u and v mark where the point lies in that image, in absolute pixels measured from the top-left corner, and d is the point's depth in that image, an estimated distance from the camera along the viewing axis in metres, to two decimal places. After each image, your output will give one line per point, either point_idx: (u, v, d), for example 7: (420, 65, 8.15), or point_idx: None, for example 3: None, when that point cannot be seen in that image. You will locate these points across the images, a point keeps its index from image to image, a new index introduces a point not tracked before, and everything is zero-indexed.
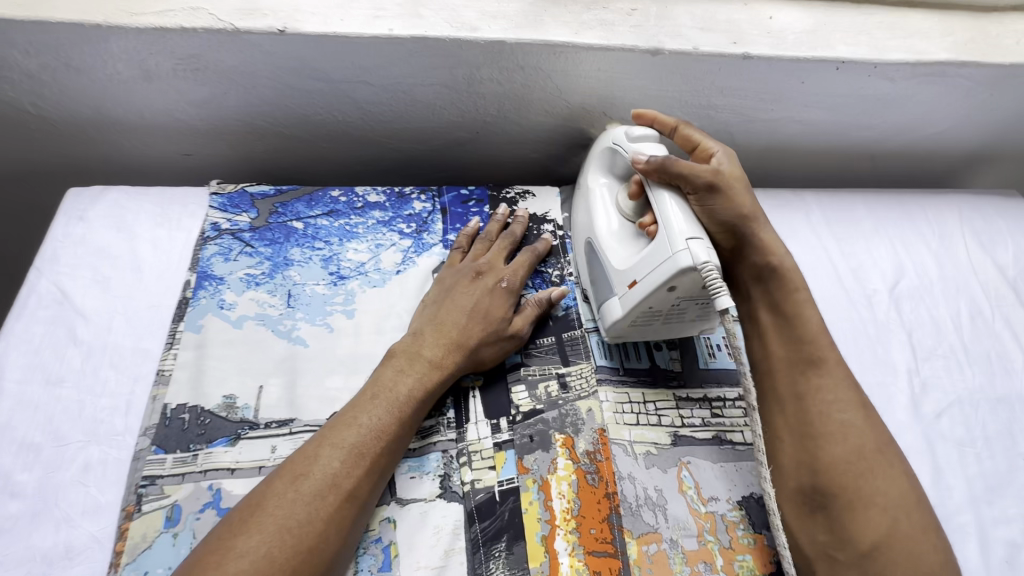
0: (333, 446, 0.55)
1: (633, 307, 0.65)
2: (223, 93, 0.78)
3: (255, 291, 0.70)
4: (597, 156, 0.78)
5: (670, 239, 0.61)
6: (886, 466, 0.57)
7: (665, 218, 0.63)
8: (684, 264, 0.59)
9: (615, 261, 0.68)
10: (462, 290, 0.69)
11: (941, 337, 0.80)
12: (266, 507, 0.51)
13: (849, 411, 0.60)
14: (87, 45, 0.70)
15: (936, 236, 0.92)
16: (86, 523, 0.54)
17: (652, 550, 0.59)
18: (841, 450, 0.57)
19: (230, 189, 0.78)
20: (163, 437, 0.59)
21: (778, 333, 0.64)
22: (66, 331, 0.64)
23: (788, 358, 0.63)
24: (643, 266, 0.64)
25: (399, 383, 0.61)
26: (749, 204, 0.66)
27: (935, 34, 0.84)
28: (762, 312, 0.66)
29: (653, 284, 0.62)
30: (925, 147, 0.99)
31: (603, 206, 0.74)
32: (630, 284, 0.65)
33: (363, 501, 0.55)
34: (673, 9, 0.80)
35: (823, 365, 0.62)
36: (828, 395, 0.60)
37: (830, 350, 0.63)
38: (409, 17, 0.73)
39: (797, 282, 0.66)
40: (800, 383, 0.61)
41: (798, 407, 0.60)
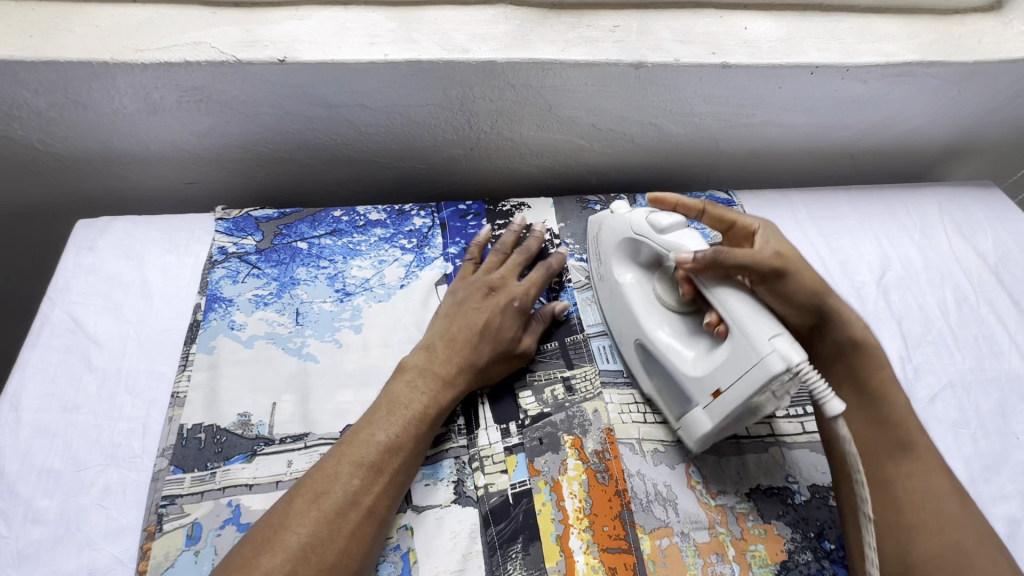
0: (352, 464, 0.56)
1: (725, 418, 0.59)
2: (226, 122, 0.80)
3: (264, 311, 0.72)
4: (614, 248, 0.72)
5: (751, 342, 0.55)
6: (985, 556, 0.53)
7: (734, 318, 0.57)
8: (777, 369, 0.53)
9: (686, 368, 0.62)
10: (475, 308, 0.70)
11: (930, 325, 0.83)
12: (289, 526, 0.52)
13: (943, 501, 0.55)
14: (95, 82, 0.72)
15: (918, 228, 0.95)
16: (108, 545, 0.55)
17: (665, 544, 0.60)
18: (935, 542, 0.53)
19: (235, 214, 0.80)
20: (180, 456, 0.60)
21: (864, 417, 0.60)
22: (81, 358, 0.66)
23: (875, 441, 0.59)
24: (727, 374, 0.57)
25: (414, 400, 0.62)
26: (818, 276, 0.62)
27: (902, 37, 0.89)
28: (846, 392, 0.62)
29: (746, 394, 0.56)
30: (902, 144, 1.03)
31: (644, 308, 0.68)
32: (713, 394, 0.59)
33: (382, 516, 0.56)
34: (653, 24, 0.84)
35: (913, 450, 0.58)
36: (920, 482, 0.56)
37: (920, 432, 0.58)
38: (403, 42, 0.77)
39: (880, 358, 0.62)
40: (889, 469, 0.57)
41: (885, 493, 0.57)
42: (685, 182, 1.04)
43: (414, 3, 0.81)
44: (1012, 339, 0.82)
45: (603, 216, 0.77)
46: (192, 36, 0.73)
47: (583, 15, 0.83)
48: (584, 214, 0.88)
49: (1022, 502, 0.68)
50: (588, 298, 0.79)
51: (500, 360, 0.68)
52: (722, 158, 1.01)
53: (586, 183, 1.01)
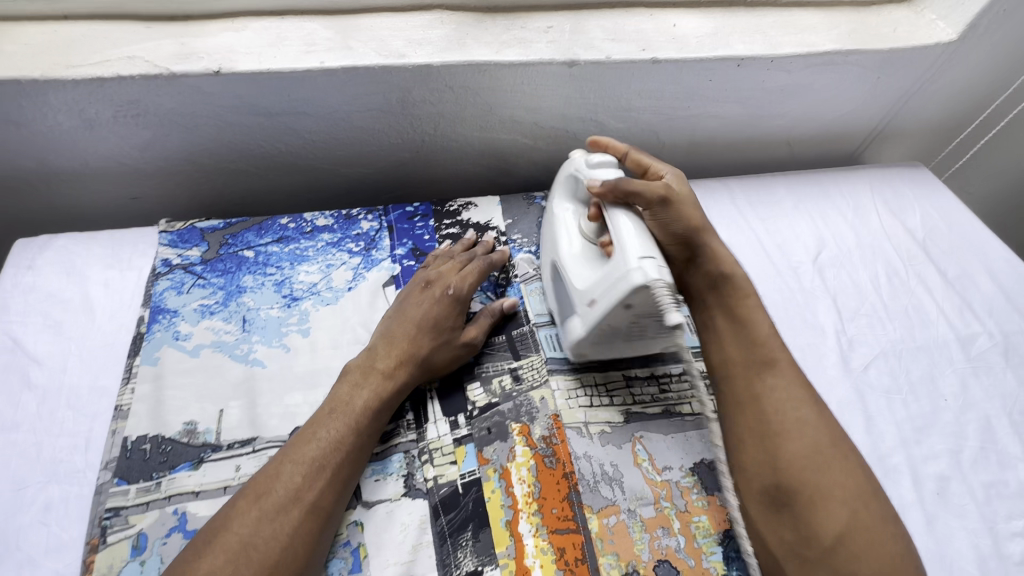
0: (293, 462, 0.57)
1: (592, 325, 0.65)
2: (166, 135, 0.81)
3: (210, 320, 0.72)
4: (560, 182, 0.78)
5: (625, 256, 0.62)
6: (839, 458, 0.59)
7: (620, 237, 0.64)
8: (637, 283, 0.60)
9: (573, 280, 0.69)
10: (413, 299, 0.72)
11: (864, 299, 0.87)
12: (232, 527, 0.53)
13: (803, 409, 0.61)
14: (26, 99, 0.72)
15: (852, 207, 1.00)
16: (50, 561, 0.54)
17: (612, 522, 0.62)
18: (797, 445, 0.59)
19: (179, 226, 0.80)
20: (125, 468, 0.60)
21: (734, 337, 0.67)
22: (20, 377, 0.65)
23: (745, 361, 0.65)
24: (599, 286, 0.64)
25: (355, 396, 0.63)
26: (697, 217, 0.69)
27: (822, 28, 0.93)
28: (721, 320, 0.68)
29: (610, 304, 0.62)
30: (834, 128, 1.08)
31: (567, 227, 0.74)
32: (587, 303, 0.66)
33: (327, 511, 0.56)
34: (586, 24, 0.87)
35: (776, 367, 0.64)
36: (781, 395, 0.62)
37: (783, 351, 0.65)
38: (339, 49, 0.78)
39: (747, 290, 0.69)
40: (756, 385, 0.63)
41: (755, 408, 0.62)
42: None
43: (350, 11, 0.83)
44: (940, 308, 0.87)
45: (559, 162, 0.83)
46: (126, 51, 0.73)
47: (517, 18, 0.86)
48: (531, 211, 0.90)
49: (951, 460, 0.72)
50: (535, 290, 0.80)
51: (442, 345, 0.69)
52: (664, 150, 1.04)
53: (535, 180, 1.03)
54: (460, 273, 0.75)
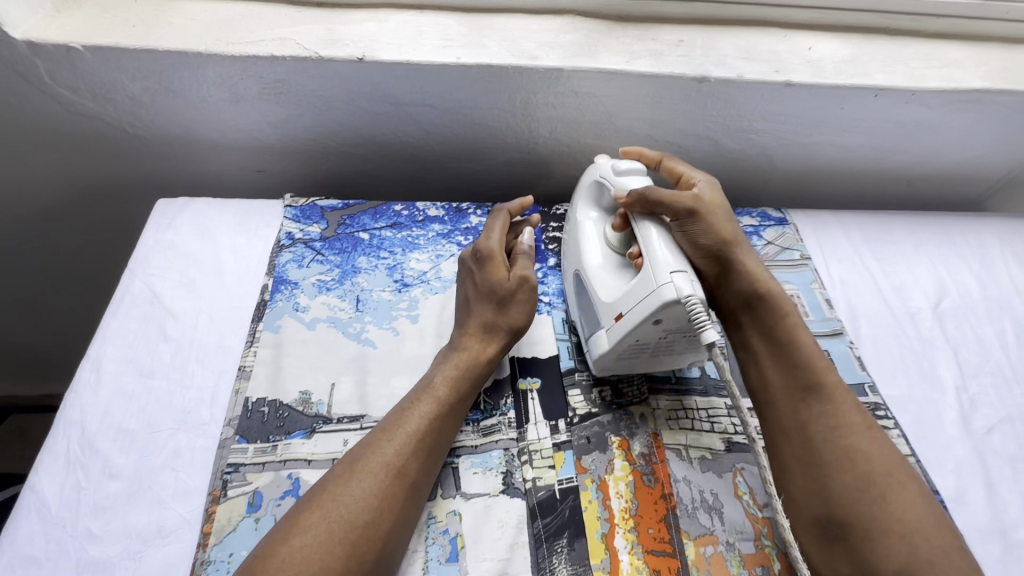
0: (381, 432, 0.59)
1: (620, 340, 0.63)
2: (299, 115, 0.84)
3: (326, 295, 0.75)
4: (583, 190, 0.78)
5: (654, 272, 0.60)
6: (895, 488, 0.55)
7: (650, 251, 0.62)
8: (667, 297, 0.57)
9: (601, 292, 0.67)
10: (464, 279, 0.74)
11: (988, 356, 0.81)
12: (327, 487, 0.55)
13: (852, 435, 0.58)
14: (186, 70, 0.76)
15: (977, 255, 0.93)
16: (176, 505, 0.58)
17: (709, 552, 0.60)
18: (848, 476, 0.56)
19: (302, 203, 0.84)
20: (245, 427, 0.63)
21: (776, 360, 0.63)
22: (157, 328, 0.70)
23: (785, 386, 0.62)
24: (628, 300, 0.62)
25: (436, 375, 0.65)
26: (727, 230, 0.67)
27: (970, 63, 0.88)
28: (758, 341, 0.65)
29: (638, 317, 0.60)
30: (961, 170, 1.02)
31: (591, 237, 0.73)
32: (615, 317, 0.63)
33: (414, 478, 0.57)
34: (717, 41, 0.85)
35: (822, 392, 0.61)
36: (830, 421, 0.59)
37: (828, 374, 0.62)
38: (474, 47, 0.79)
39: (787, 308, 0.65)
40: (802, 411, 0.60)
41: (802, 437, 0.59)
42: (734, 198, 1.05)
43: (485, 10, 0.85)
44: None
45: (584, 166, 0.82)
46: (278, 32, 0.77)
47: (648, 29, 0.85)
48: None
49: None
50: None
51: (503, 307, 0.70)
52: (774, 175, 1.01)
53: None
54: (484, 235, 0.76)
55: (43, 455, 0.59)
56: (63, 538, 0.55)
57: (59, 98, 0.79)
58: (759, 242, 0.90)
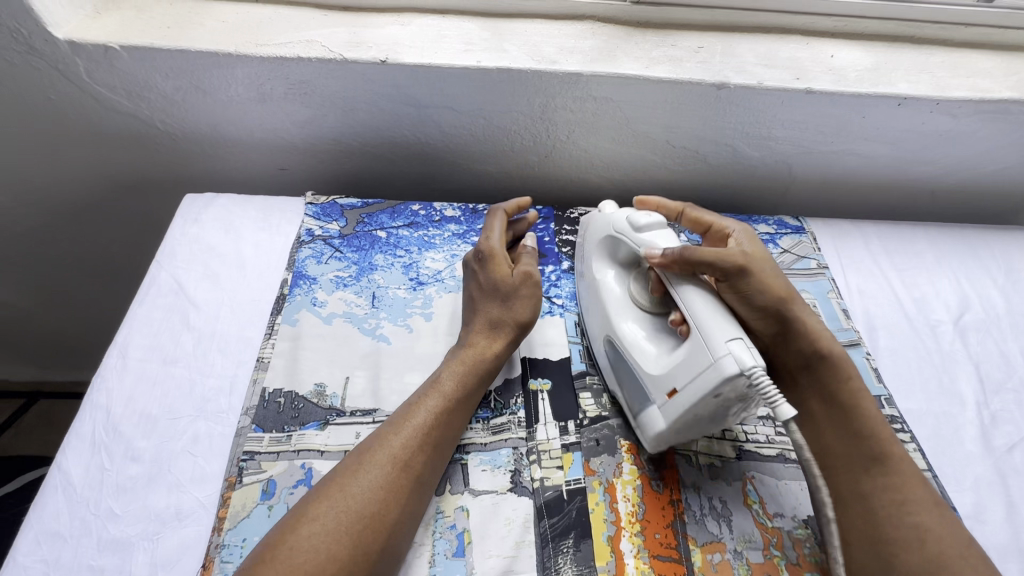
0: (389, 425, 0.61)
1: (679, 417, 0.59)
2: (323, 115, 0.87)
3: (343, 291, 0.76)
4: (597, 245, 0.75)
5: (710, 343, 0.56)
6: (965, 567, 0.53)
7: (698, 318, 0.58)
8: (730, 372, 0.54)
9: (646, 365, 0.63)
10: (468, 281, 0.76)
11: (1011, 372, 0.80)
12: (336, 478, 0.56)
13: (919, 512, 0.56)
14: (216, 71, 0.79)
15: (1003, 269, 0.91)
16: (194, 489, 0.60)
17: (716, 559, 0.60)
18: (914, 553, 0.54)
19: (323, 201, 0.87)
20: (261, 417, 0.64)
21: (835, 427, 0.61)
22: (180, 318, 0.72)
23: (847, 454, 0.60)
24: (683, 373, 0.58)
25: (444, 373, 0.66)
26: (783, 286, 0.64)
27: (998, 73, 0.86)
28: (815, 403, 0.63)
29: (698, 394, 0.56)
30: (988, 181, 1.00)
31: (615, 301, 0.70)
32: (669, 393, 0.60)
33: (420, 472, 0.58)
34: (737, 47, 0.85)
35: (886, 464, 0.59)
36: (896, 495, 0.57)
37: (892, 445, 0.60)
38: (495, 51, 0.81)
39: (849, 371, 0.63)
40: (865, 482, 0.58)
41: (864, 509, 0.57)
42: (751, 205, 1.04)
43: (505, 15, 0.86)
44: None
45: (591, 214, 0.79)
46: (305, 35, 0.79)
47: (668, 35, 0.86)
48: None
49: None
50: None
51: (508, 303, 0.71)
52: (794, 184, 1.00)
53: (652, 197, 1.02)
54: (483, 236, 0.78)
55: (70, 436, 0.62)
56: (86, 516, 0.57)
57: (96, 96, 0.82)
58: (775, 249, 0.89)
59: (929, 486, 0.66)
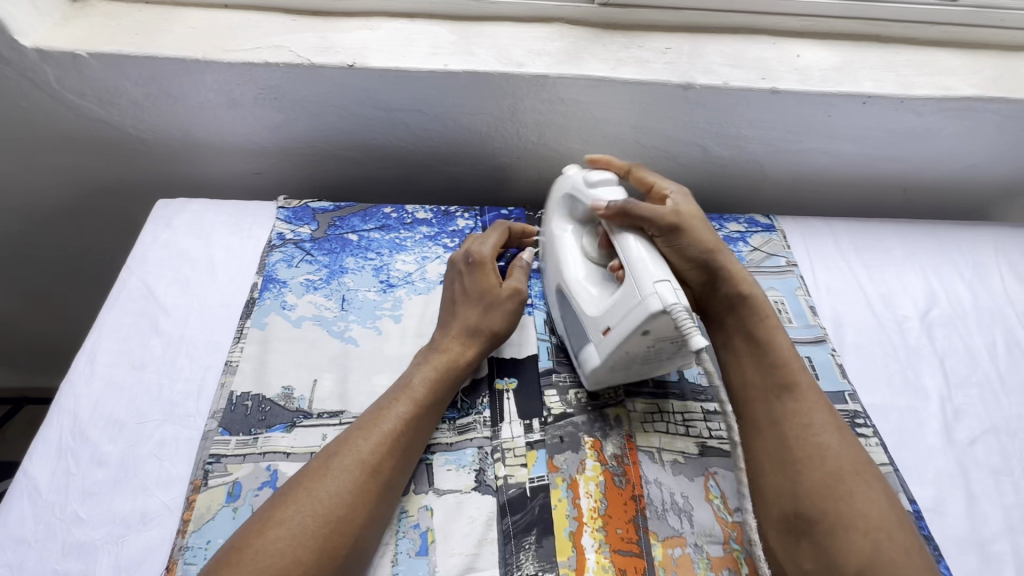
0: (358, 429, 0.61)
1: (612, 353, 0.63)
2: (294, 119, 0.87)
3: (313, 294, 0.77)
4: (556, 203, 0.77)
5: (638, 283, 0.60)
6: (860, 483, 0.56)
7: (630, 263, 0.62)
8: (654, 309, 0.57)
9: (587, 307, 0.67)
10: (451, 281, 0.76)
11: (976, 365, 0.81)
12: (303, 481, 0.56)
13: (824, 433, 0.59)
14: (185, 77, 0.79)
15: (971, 264, 0.92)
16: (160, 492, 0.60)
17: (677, 553, 0.60)
18: (818, 472, 0.56)
19: (295, 204, 0.87)
20: (228, 420, 0.65)
21: (753, 361, 0.64)
22: (149, 323, 0.73)
23: (763, 386, 0.62)
24: (615, 313, 0.62)
25: (416, 376, 0.66)
26: (709, 239, 0.68)
27: (963, 71, 0.87)
28: (738, 342, 0.66)
29: (627, 330, 0.60)
30: (957, 178, 1.01)
31: (572, 251, 0.73)
32: (603, 331, 0.63)
33: (388, 476, 0.59)
34: (704, 48, 0.86)
35: (797, 391, 0.61)
36: (804, 419, 0.59)
37: (802, 373, 0.63)
38: (462, 54, 0.81)
39: (767, 311, 0.67)
40: (777, 409, 0.61)
41: (776, 434, 0.59)
42: (725, 204, 1.05)
43: (474, 18, 0.86)
44: None
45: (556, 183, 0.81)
46: (274, 40, 0.80)
47: (636, 36, 0.86)
48: None
49: None
50: None
51: (488, 311, 0.72)
52: (765, 182, 1.01)
53: None
54: (476, 241, 0.78)
55: (37, 442, 0.62)
56: (52, 521, 0.58)
57: (65, 102, 0.83)
58: (745, 248, 0.90)
59: (890, 480, 0.67)
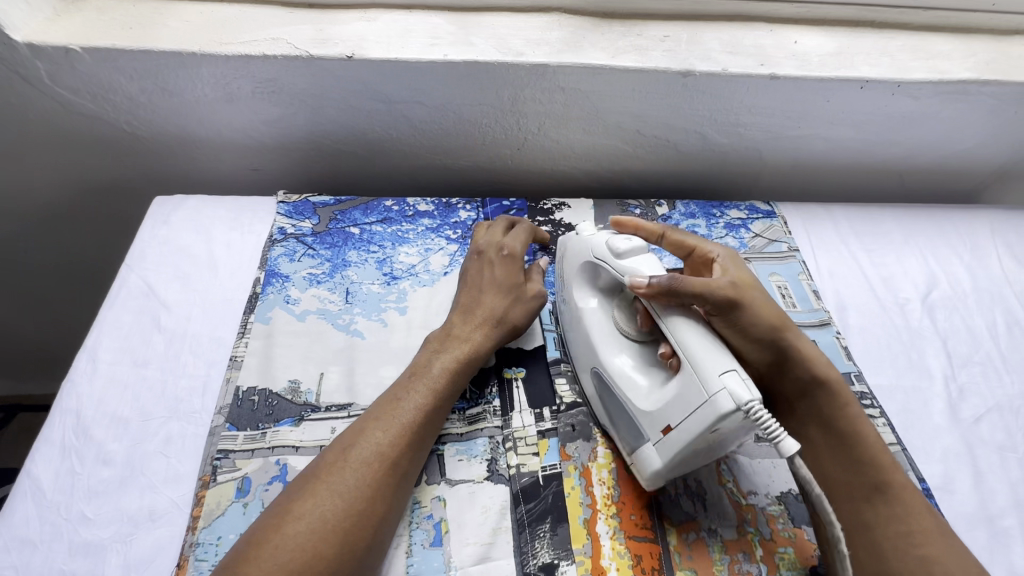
0: (375, 422, 0.59)
1: (676, 456, 0.57)
2: (292, 113, 0.86)
3: (317, 288, 0.76)
4: (575, 273, 0.71)
5: (702, 377, 0.54)
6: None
7: (687, 351, 0.56)
8: (727, 408, 0.52)
9: (638, 402, 0.60)
10: (477, 269, 0.74)
11: (977, 345, 0.81)
12: (321, 473, 0.55)
13: (926, 542, 0.55)
14: (182, 71, 0.78)
15: (969, 246, 0.93)
16: (168, 490, 0.59)
17: (691, 538, 0.60)
18: None
19: (295, 199, 0.86)
20: (235, 415, 0.64)
21: (835, 458, 0.61)
22: (151, 320, 0.71)
23: (848, 484, 0.59)
24: (676, 410, 0.56)
25: (432, 364, 0.65)
26: (772, 313, 0.62)
27: (957, 55, 0.88)
28: (816, 433, 0.63)
29: (694, 432, 0.55)
30: (952, 162, 1.02)
31: (603, 333, 0.67)
32: (663, 430, 0.58)
33: (405, 468, 0.58)
34: (702, 35, 0.86)
35: (890, 493, 0.58)
36: (901, 526, 0.56)
37: (895, 471, 0.59)
38: (462, 44, 0.81)
39: (847, 397, 0.63)
40: (867, 512, 0.58)
41: (867, 540, 0.57)
42: (724, 192, 1.06)
43: (471, 8, 0.86)
44: None
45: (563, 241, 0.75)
46: (271, 33, 0.79)
47: (634, 25, 0.87)
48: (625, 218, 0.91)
49: None
50: None
51: (515, 304, 0.71)
52: (764, 169, 1.01)
53: (625, 187, 1.03)
54: (507, 235, 0.77)
55: (39, 442, 0.61)
56: (57, 521, 0.56)
57: (59, 98, 0.81)
58: (747, 234, 0.91)
59: (899, 458, 0.68)
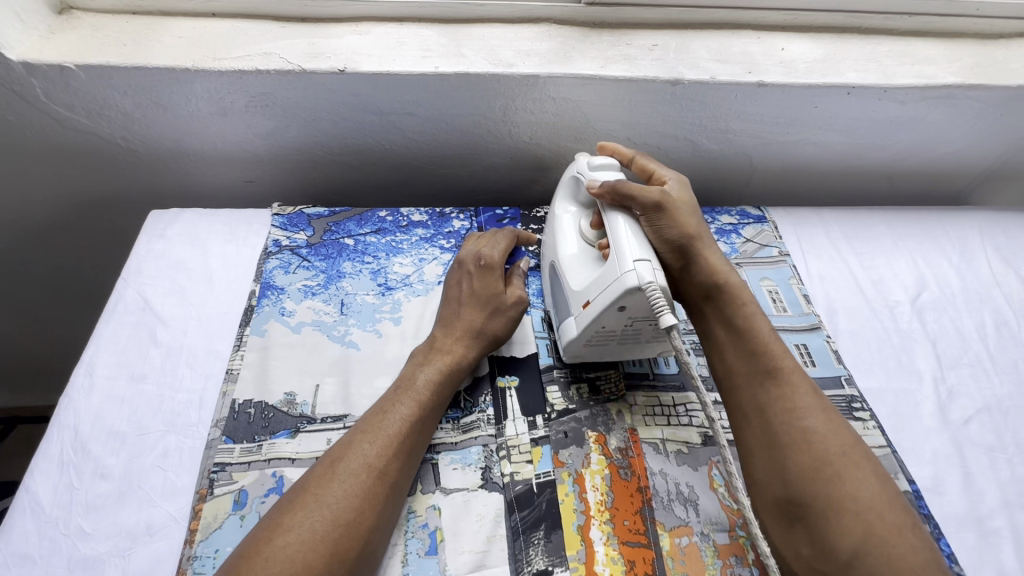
0: (362, 435, 0.60)
1: (588, 327, 0.64)
2: (286, 126, 0.87)
3: (312, 300, 0.77)
4: (563, 185, 0.78)
5: (620, 259, 0.61)
6: (850, 466, 0.55)
7: (615, 239, 0.63)
8: (631, 284, 0.58)
9: (572, 281, 0.68)
10: (458, 281, 0.75)
11: (967, 347, 0.82)
12: (311, 486, 0.56)
13: (810, 417, 0.58)
14: (175, 86, 0.79)
15: (957, 248, 0.94)
16: (165, 504, 0.60)
17: (684, 543, 0.61)
18: (805, 456, 0.56)
19: (289, 211, 0.87)
20: (232, 428, 0.65)
21: (736, 348, 0.64)
22: (148, 334, 0.72)
23: (747, 372, 0.62)
24: (595, 287, 0.63)
25: (417, 374, 0.66)
26: (694, 226, 0.67)
27: (943, 60, 0.89)
28: (718, 328, 0.66)
29: (604, 304, 0.61)
30: (941, 164, 1.03)
31: (564, 232, 0.74)
32: (584, 304, 0.65)
33: (394, 479, 0.59)
34: (691, 44, 0.87)
35: (781, 376, 0.61)
36: (789, 404, 0.59)
37: (786, 358, 0.62)
38: (453, 57, 0.82)
39: (745, 297, 0.66)
40: (762, 394, 0.61)
41: (764, 422, 0.59)
42: (716, 197, 1.06)
43: (462, 20, 0.87)
44: None
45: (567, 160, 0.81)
46: (263, 47, 0.80)
47: (623, 34, 0.87)
48: None
49: None
50: None
51: (493, 315, 0.72)
52: (755, 174, 1.02)
53: None
54: (489, 245, 0.78)
55: (37, 457, 0.62)
56: (56, 536, 0.57)
57: (54, 115, 0.82)
58: (738, 239, 0.92)
59: (889, 461, 0.68)
